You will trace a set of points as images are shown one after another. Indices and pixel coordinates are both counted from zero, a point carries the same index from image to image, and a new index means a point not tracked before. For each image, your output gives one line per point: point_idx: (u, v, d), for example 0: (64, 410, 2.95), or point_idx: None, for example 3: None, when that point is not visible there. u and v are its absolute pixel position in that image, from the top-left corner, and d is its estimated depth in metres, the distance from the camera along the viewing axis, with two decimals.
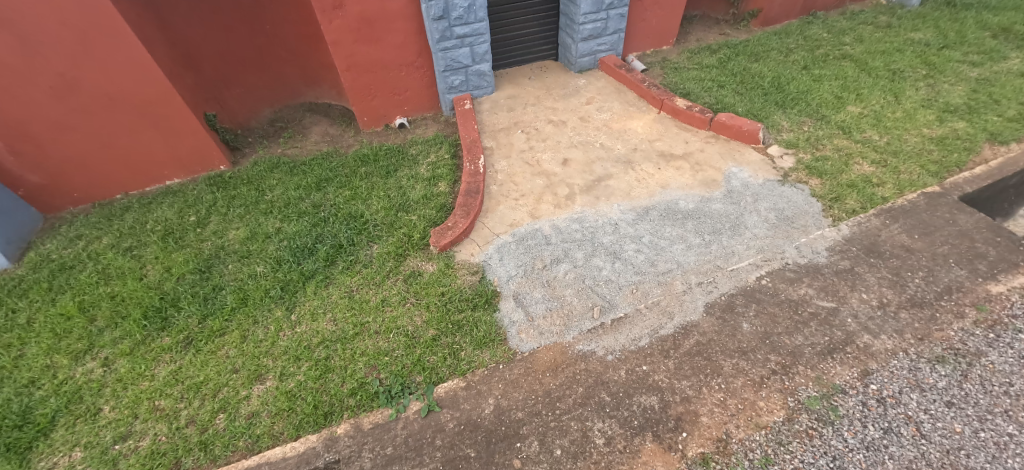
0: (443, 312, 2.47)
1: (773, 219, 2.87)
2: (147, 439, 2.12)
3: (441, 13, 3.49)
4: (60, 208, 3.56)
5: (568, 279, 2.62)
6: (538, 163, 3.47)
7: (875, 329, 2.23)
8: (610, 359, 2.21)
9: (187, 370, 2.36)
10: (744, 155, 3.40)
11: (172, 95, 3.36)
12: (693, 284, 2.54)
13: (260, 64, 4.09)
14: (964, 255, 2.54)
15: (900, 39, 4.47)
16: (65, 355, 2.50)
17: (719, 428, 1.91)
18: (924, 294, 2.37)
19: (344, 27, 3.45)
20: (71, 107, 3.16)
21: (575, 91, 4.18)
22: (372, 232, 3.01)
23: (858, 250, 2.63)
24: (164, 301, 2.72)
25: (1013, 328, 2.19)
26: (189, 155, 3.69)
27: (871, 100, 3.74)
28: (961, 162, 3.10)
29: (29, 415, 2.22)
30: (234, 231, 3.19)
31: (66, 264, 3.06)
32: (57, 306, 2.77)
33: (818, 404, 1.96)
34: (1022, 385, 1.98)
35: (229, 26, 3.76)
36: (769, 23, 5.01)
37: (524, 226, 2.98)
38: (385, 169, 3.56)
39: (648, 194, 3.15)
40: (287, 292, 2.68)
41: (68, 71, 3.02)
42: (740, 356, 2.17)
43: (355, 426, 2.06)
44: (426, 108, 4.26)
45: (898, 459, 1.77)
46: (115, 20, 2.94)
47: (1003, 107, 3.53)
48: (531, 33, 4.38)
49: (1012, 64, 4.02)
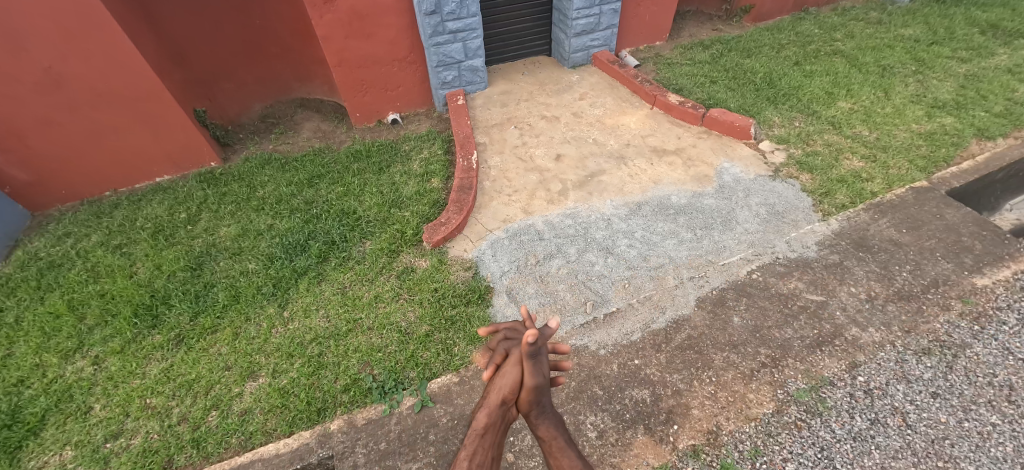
0: (437, 308, 2.48)
1: (763, 214, 2.90)
2: (139, 437, 2.11)
3: (433, 8, 3.45)
4: (48, 206, 3.52)
5: (560, 274, 2.63)
6: (531, 158, 3.47)
7: (863, 322, 2.27)
8: (602, 353, 2.23)
9: (178, 368, 2.35)
10: (736, 150, 3.43)
11: (160, 91, 3.31)
12: (685, 278, 2.57)
13: (250, 58, 4.04)
14: (950, 249, 2.57)
15: (891, 35, 4.51)
16: (54, 354, 2.47)
17: (709, 420, 1.94)
18: (911, 287, 2.41)
19: (334, 22, 3.42)
20: (57, 103, 3.12)
21: (568, 87, 4.17)
22: (365, 229, 3.01)
23: (847, 244, 2.66)
24: (155, 299, 2.70)
25: (998, 320, 2.23)
26: (178, 151, 3.64)
27: (861, 96, 3.77)
28: (948, 157, 3.14)
29: (18, 414, 2.20)
30: (226, 228, 3.16)
31: (55, 262, 3.02)
32: (46, 304, 2.74)
33: (807, 396, 1.99)
34: (1006, 376, 2.03)
35: (218, 20, 3.72)
36: (762, 19, 5.04)
37: (517, 222, 2.98)
38: (377, 165, 3.55)
39: (640, 190, 3.16)
40: (278, 289, 2.67)
41: (53, 66, 2.97)
42: (731, 350, 2.19)
43: (349, 421, 2.06)
44: (420, 103, 4.25)
45: (884, 449, 1.81)
46: (101, 13, 2.89)
47: (991, 103, 3.56)
48: (525, 29, 4.38)
49: (999, 60, 4.07)
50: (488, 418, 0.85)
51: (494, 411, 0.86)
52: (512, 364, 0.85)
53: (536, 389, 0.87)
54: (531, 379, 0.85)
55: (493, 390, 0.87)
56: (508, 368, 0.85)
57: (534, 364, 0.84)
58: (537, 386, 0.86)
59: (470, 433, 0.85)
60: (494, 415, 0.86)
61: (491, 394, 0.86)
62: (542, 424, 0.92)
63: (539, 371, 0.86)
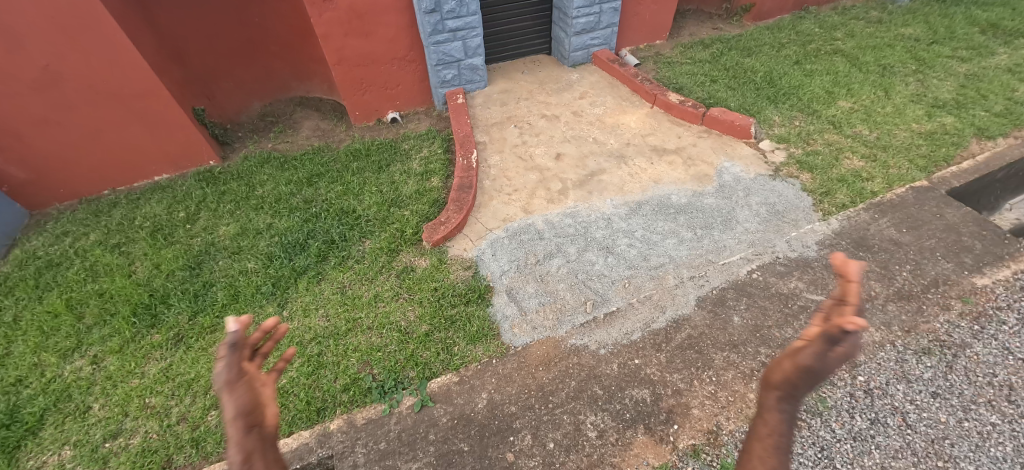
0: (437, 307, 2.47)
1: (763, 213, 2.90)
2: (138, 436, 2.10)
3: (433, 6, 3.44)
4: (46, 204, 3.51)
5: (560, 273, 2.63)
6: (531, 157, 3.46)
7: (863, 322, 2.26)
8: (602, 353, 2.22)
9: (177, 368, 2.34)
10: (736, 149, 3.42)
11: (159, 90, 3.30)
12: (685, 278, 2.56)
13: (250, 57, 4.03)
14: (950, 248, 2.57)
15: (891, 34, 4.51)
16: (53, 353, 2.46)
17: (709, 420, 1.93)
18: (911, 286, 2.41)
19: (334, 19, 3.41)
20: (54, 101, 3.10)
21: (567, 86, 4.16)
22: (364, 228, 3.00)
23: (847, 243, 2.66)
24: (154, 298, 2.69)
25: (997, 320, 2.23)
26: (177, 150, 3.63)
27: (861, 95, 3.77)
28: (948, 157, 3.14)
29: (17, 414, 2.19)
30: (224, 227, 3.15)
31: (53, 261, 3.01)
32: (45, 304, 2.72)
33: (808, 395, 1.99)
34: (1006, 376, 2.02)
35: (217, 19, 3.71)
36: (763, 18, 5.03)
37: (517, 221, 2.97)
38: (377, 164, 3.54)
39: (640, 189, 3.16)
40: (278, 288, 2.66)
41: (50, 64, 2.95)
42: (731, 349, 2.19)
43: (349, 421, 2.06)
44: (420, 102, 4.24)
45: (885, 449, 1.81)
46: (98, 12, 2.87)
47: (991, 102, 3.56)
48: (524, 27, 4.37)
49: (1000, 59, 4.06)
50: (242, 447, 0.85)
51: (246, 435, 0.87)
52: (222, 386, 0.89)
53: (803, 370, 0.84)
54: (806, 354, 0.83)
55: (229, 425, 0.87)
56: (226, 393, 0.88)
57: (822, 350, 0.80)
58: (810, 368, 0.83)
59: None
60: (248, 443, 0.86)
61: (229, 428, 0.87)
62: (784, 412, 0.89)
63: (823, 357, 0.81)
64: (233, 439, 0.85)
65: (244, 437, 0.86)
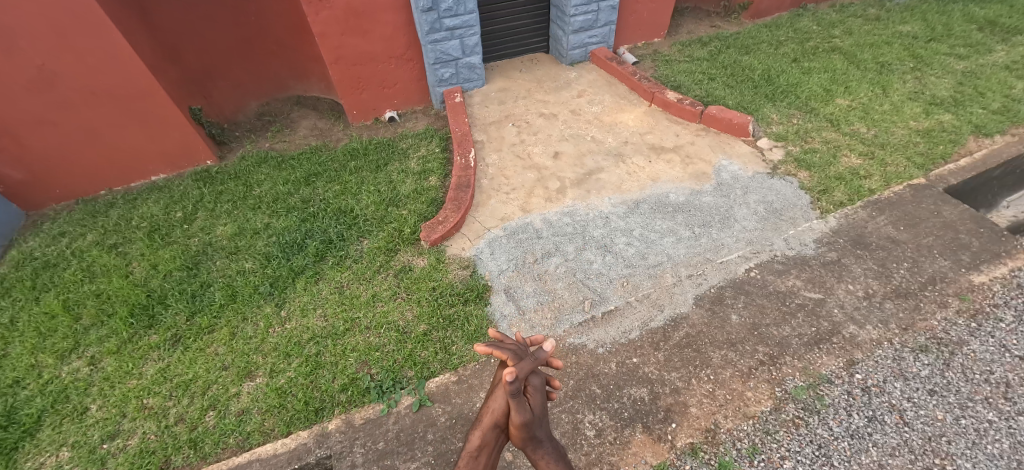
0: (435, 307, 2.47)
1: (761, 212, 2.90)
2: (136, 437, 2.10)
3: (430, 5, 3.43)
4: (42, 205, 3.50)
5: (559, 272, 2.63)
6: (529, 156, 3.46)
7: (861, 320, 2.27)
8: (600, 352, 2.23)
9: (175, 368, 2.33)
10: (734, 148, 3.42)
11: (156, 89, 3.29)
12: (683, 277, 2.57)
13: (247, 56, 4.01)
14: (947, 246, 2.58)
15: (889, 32, 4.51)
16: (50, 354, 2.46)
17: (708, 418, 1.94)
18: (909, 284, 2.41)
19: (331, 18, 3.40)
20: (51, 102, 3.09)
21: (565, 84, 4.16)
22: (362, 227, 3.00)
23: (845, 241, 2.66)
24: (151, 299, 2.68)
25: (994, 317, 2.23)
26: (175, 149, 3.62)
27: (859, 93, 3.77)
28: (946, 154, 3.14)
29: (14, 416, 2.19)
30: (222, 226, 3.14)
31: (49, 262, 3.00)
32: (41, 305, 2.72)
33: (805, 393, 1.99)
34: (1002, 373, 2.03)
35: (214, 18, 3.69)
36: (760, 15, 5.03)
37: (516, 221, 2.97)
38: (375, 163, 3.53)
39: (638, 187, 3.16)
40: (276, 288, 2.66)
41: (46, 64, 2.94)
42: (729, 348, 2.19)
43: (347, 421, 2.06)
44: (417, 101, 4.23)
45: (882, 446, 1.81)
46: (94, 12, 2.86)
47: (988, 99, 3.56)
48: (523, 26, 4.36)
49: (998, 56, 4.06)
50: (482, 439, 0.87)
51: (490, 431, 0.87)
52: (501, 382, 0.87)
53: (526, 425, 0.84)
54: (519, 416, 0.82)
55: (487, 413, 0.88)
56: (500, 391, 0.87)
57: (517, 401, 0.80)
58: (524, 423, 0.83)
59: (465, 454, 0.88)
60: (491, 435, 0.87)
61: (486, 416, 0.87)
62: (542, 459, 0.89)
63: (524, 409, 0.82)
64: (484, 424, 0.87)
65: (489, 430, 0.87)
